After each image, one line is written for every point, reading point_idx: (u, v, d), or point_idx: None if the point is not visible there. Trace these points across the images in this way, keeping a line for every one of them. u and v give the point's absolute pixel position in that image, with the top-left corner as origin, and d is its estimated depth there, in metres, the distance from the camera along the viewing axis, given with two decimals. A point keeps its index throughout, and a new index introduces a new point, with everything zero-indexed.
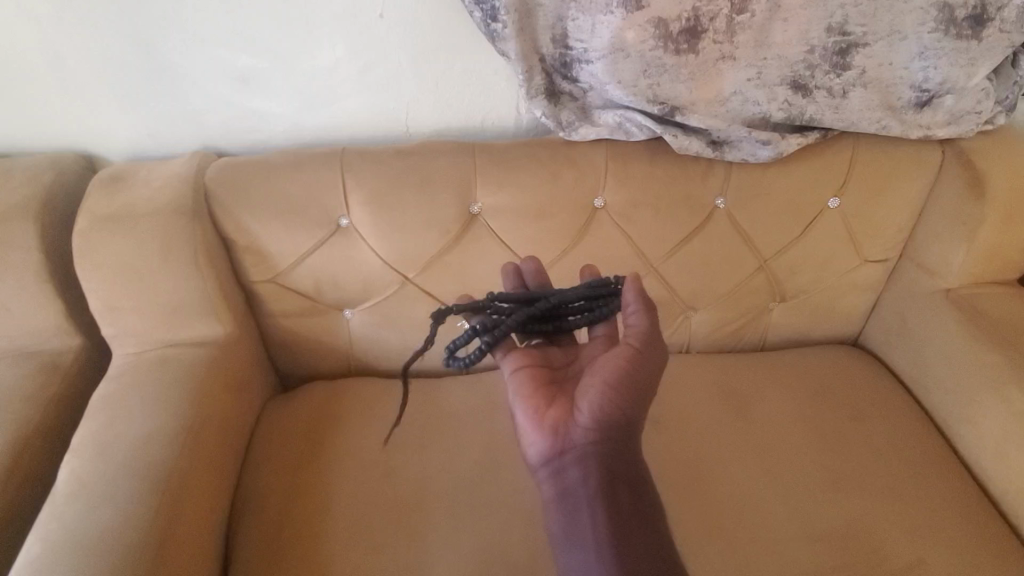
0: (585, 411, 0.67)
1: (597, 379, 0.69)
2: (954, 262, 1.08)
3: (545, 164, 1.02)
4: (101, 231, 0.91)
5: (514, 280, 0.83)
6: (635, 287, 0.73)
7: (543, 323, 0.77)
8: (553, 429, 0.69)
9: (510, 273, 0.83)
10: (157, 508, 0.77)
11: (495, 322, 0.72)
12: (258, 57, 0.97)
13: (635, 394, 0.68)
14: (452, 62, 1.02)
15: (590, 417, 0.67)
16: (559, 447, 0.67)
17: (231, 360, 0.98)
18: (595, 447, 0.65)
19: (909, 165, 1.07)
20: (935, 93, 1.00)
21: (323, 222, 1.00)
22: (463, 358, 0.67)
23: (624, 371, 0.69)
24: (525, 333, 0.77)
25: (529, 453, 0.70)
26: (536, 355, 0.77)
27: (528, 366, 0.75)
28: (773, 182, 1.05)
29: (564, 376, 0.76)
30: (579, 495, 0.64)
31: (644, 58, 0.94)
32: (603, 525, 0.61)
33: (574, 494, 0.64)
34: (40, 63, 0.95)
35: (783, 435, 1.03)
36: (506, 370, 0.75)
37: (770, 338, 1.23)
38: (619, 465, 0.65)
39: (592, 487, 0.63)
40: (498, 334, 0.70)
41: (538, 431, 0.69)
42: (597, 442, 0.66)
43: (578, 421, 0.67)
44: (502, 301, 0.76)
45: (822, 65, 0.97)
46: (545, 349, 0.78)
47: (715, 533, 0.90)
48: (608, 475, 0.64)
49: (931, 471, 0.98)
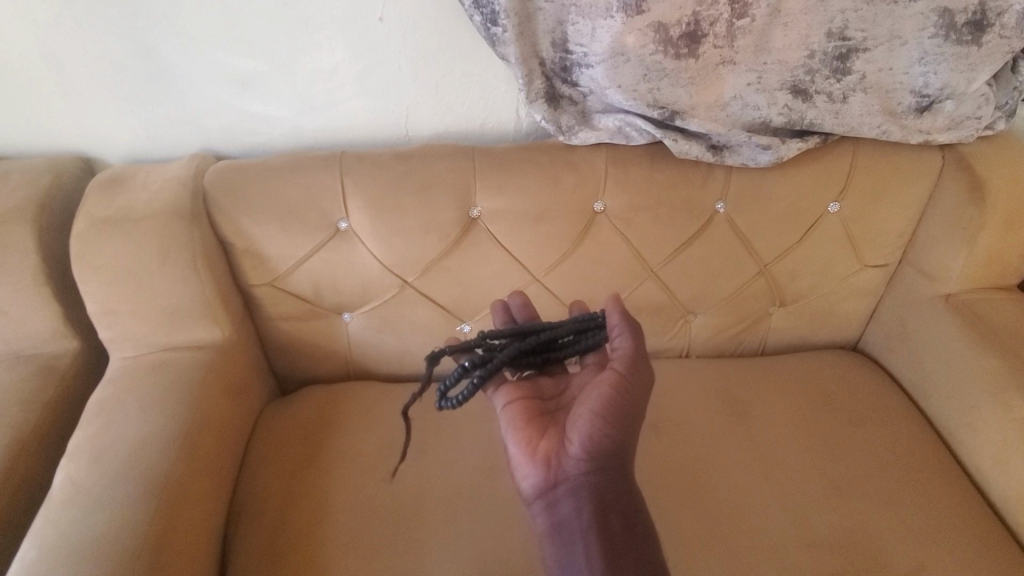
0: (576, 441, 0.67)
1: (586, 408, 0.69)
2: (954, 267, 1.08)
3: (545, 168, 1.01)
4: (99, 234, 0.91)
5: (502, 315, 0.86)
6: (617, 308, 0.72)
7: (532, 356, 0.77)
8: (545, 461, 0.70)
9: (498, 309, 0.87)
10: (153, 515, 0.76)
11: (484, 359, 0.73)
12: (257, 59, 0.97)
13: (624, 419, 0.67)
14: (452, 65, 1.02)
15: (579, 448, 0.67)
16: (552, 478, 0.68)
17: (228, 364, 0.97)
18: (585, 478, 0.66)
19: (909, 170, 1.07)
20: (936, 98, 1.00)
21: (322, 226, 0.99)
22: (454, 398, 0.66)
23: (610, 399, 0.68)
24: (515, 367, 0.78)
25: (524, 486, 0.70)
26: (526, 387, 0.78)
27: (520, 399, 0.76)
28: (774, 187, 1.05)
29: (555, 406, 0.77)
30: (572, 528, 0.64)
31: (644, 62, 0.94)
32: (596, 558, 0.61)
33: (567, 527, 0.64)
34: (39, 66, 0.94)
35: (783, 441, 1.03)
36: (497, 404, 0.77)
37: (770, 342, 1.23)
38: (612, 494, 0.65)
39: (584, 520, 0.63)
40: (488, 369, 0.70)
41: (530, 464, 0.70)
42: (587, 473, 0.66)
43: (569, 452, 0.68)
44: (492, 338, 0.76)
45: (823, 69, 0.97)
46: (535, 379, 0.80)
47: (714, 539, 0.89)
48: (600, 505, 0.64)
49: (932, 477, 0.98)
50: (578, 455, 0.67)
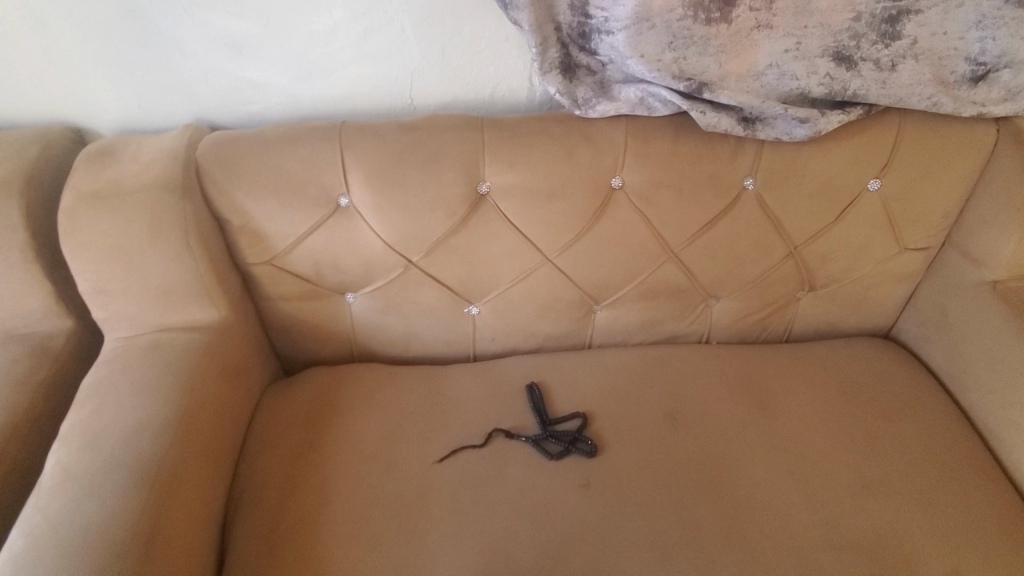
0: (616, 362, 1.08)
1: (620, 345, 1.14)
2: (1003, 252, 0.99)
3: (560, 140, 0.94)
4: (87, 209, 0.86)
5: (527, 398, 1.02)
6: (687, 303, 1.10)
7: (539, 354, 1.12)
8: (596, 371, 1.07)
9: (523, 392, 1.03)
10: (145, 504, 0.73)
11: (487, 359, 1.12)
12: (250, 20, 0.91)
13: (650, 347, 1.13)
14: (460, 27, 0.94)
15: (619, 365, 1.08)
16: (604, 379, 1.05)
17: (227, 345, 0.93)
18: (625, 381, 1.05)
19: (958, 146, 0.97)
20: (993, 67, 0.91)
21: (322, 202, 0.94)
22: (477, 386, 1.04)
23: (639, 337, 1.14)
24: (540, 406, 0.99)
25: (579, 394, 1.03)
26: (570, 354, 1.11)
27: (565, 352, 1.12)
28: (809, 162, 0.96)
29: (594, 354, 1.11)
30: (624, 399, 1.01)
31: (671, 29, 0.87)
32: (639, 411, 1.00)
33: (620, 396, 1.02)
34: (22, 30, 0.89)
35: (808, 435, 0.97)
36: (546, 371, 1.07)
37: (796, 329, 1.16)
38: (647, 390, 1.03)
39: (631, 399, 1.01)
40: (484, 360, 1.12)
41: (581, 370, 1.07)
42: (626, 379, 1.05)
43: (615, 366, 1.07)
44: (490, 356, 1.12)
45: (869, 34, 0.88)
46: (578, 378, 1.05)
47: (733, 539, 0.84)
48: (640, 396, 1.02)
49: (968, 475, 0.91)
50: (620, 374, 1.06)
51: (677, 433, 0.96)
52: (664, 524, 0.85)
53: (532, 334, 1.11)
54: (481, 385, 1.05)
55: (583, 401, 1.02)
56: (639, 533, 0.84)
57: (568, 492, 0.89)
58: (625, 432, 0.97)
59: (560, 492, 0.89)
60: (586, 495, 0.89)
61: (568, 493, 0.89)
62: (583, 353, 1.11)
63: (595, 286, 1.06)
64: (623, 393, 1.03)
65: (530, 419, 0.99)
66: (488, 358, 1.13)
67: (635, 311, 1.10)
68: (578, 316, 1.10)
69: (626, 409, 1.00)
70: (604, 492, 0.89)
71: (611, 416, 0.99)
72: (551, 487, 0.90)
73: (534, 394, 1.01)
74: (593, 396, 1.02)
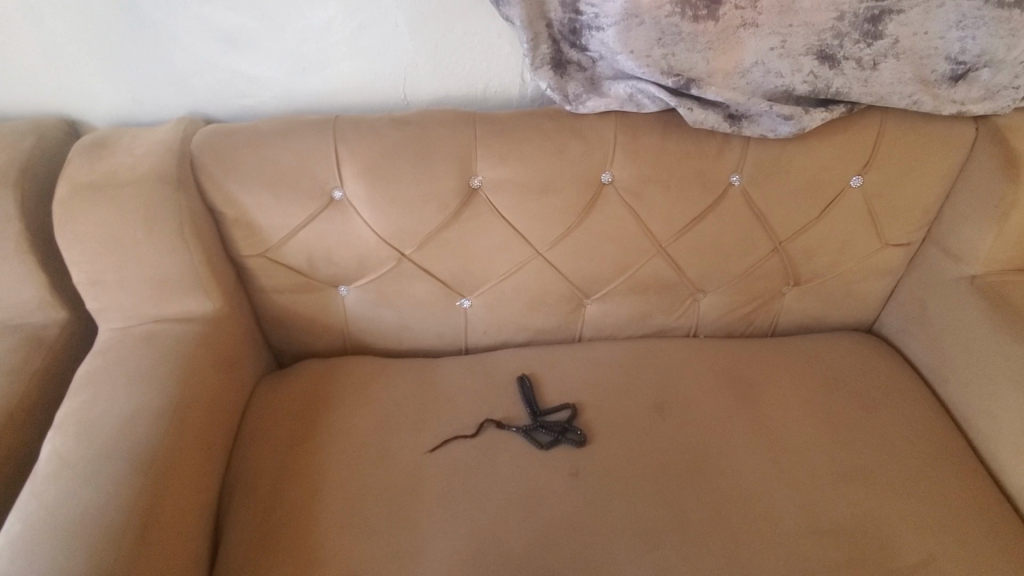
0: (605, 355, 1.10)
1: (609, 337, 1.16)
2: (981, 247, 1.02)
3: (550, 135, 0.96)
4: (81, 200, 0.87)
5: (517, 390, 1.04)
6: (675, 297, 1.12)
7: (529, 347, 1.14)
8: (586, 363, 1.08)
9: (513, 384, 1.05)
10: (140, 491, 0.74)
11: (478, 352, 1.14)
12: (244, 14, 0.91)
13: (639, 340, 1.15)
14: (452, 23, 0.96)
15: (608, 357, 1.10)
16: (594, 372, 1.07)
17: (221, 336, 0.95)
18: (614, 374, 1.06)
19: (938, 144, 1.00)
20: (972, 66, 0.94)
21: (316, 195, 0.95)
22: (468, 379, 1.06)
23: (628, 331, 1.16)
24: (530, 399, 1.01)
25: (568, 386, 1.05)
26: (560, 346, 1.13)
27: (555, 345, 1.14)
28: (794, 159, 0.99)
29: (584, 346, 1.13)
30: (613, 390, 1.03)
31: (659, 25, 0.88)
32: (628, 403, 1.02)
33: (608, 388, 1.04)
34: (16, 20, 0.89)
35: (792, 425, 0.99)
36: (536, 364, 1.08)
37: (781, 323, 1.18)
38: (636, 382, 1.05)
39: (620, 390, 1.04)
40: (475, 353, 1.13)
41: (571, 362, 1.09)
42: (615, 371, 1.07)
43: (604, 358, 1.09)
44: (480, 349, 1.14)
45: (852, 33, 0.90)
46: (567, 371, 1.07)
47: (717, 525, 0.86)
48: (629, 388, 1.04)
49: (945, 463, 0.94)
50: (609, 365, 1.08)
51: (664, 424, 0.99)
52: (650, 511, 0.88)
53: (522, 327, 1.12)
54: (472, 377, 1.06)
55: (572, 392, 1.04)
56: (627, 521, 0.86)
57: (558, 481, 0.91)
58: (614, 423, 0.99)
59: (549, 481, 0.91)
60: (575, 484, 0.91)
61: (557, 482, 0.91)
62: (572, 346, 1.13)
63: (585, 280, 1.08)
64: (611, 384, 1.05)
65: (521, 410, 1.01)
66: (479, 350, 1.14)
67: (624, 304, 1.12)
68: (568, 310, 1.11)
69: (615, 400, 1.02)
70: (593, 480, 0.91)
71: (600, 407, 1.01)
72: (541, 476, 0.92)
73: (524, 386, 1.03)
74: (583, 388, 1.04)
